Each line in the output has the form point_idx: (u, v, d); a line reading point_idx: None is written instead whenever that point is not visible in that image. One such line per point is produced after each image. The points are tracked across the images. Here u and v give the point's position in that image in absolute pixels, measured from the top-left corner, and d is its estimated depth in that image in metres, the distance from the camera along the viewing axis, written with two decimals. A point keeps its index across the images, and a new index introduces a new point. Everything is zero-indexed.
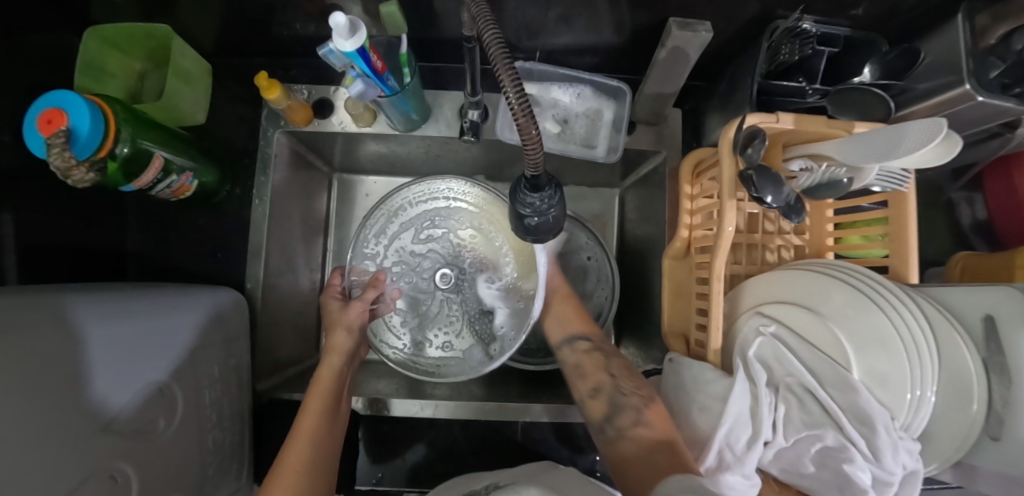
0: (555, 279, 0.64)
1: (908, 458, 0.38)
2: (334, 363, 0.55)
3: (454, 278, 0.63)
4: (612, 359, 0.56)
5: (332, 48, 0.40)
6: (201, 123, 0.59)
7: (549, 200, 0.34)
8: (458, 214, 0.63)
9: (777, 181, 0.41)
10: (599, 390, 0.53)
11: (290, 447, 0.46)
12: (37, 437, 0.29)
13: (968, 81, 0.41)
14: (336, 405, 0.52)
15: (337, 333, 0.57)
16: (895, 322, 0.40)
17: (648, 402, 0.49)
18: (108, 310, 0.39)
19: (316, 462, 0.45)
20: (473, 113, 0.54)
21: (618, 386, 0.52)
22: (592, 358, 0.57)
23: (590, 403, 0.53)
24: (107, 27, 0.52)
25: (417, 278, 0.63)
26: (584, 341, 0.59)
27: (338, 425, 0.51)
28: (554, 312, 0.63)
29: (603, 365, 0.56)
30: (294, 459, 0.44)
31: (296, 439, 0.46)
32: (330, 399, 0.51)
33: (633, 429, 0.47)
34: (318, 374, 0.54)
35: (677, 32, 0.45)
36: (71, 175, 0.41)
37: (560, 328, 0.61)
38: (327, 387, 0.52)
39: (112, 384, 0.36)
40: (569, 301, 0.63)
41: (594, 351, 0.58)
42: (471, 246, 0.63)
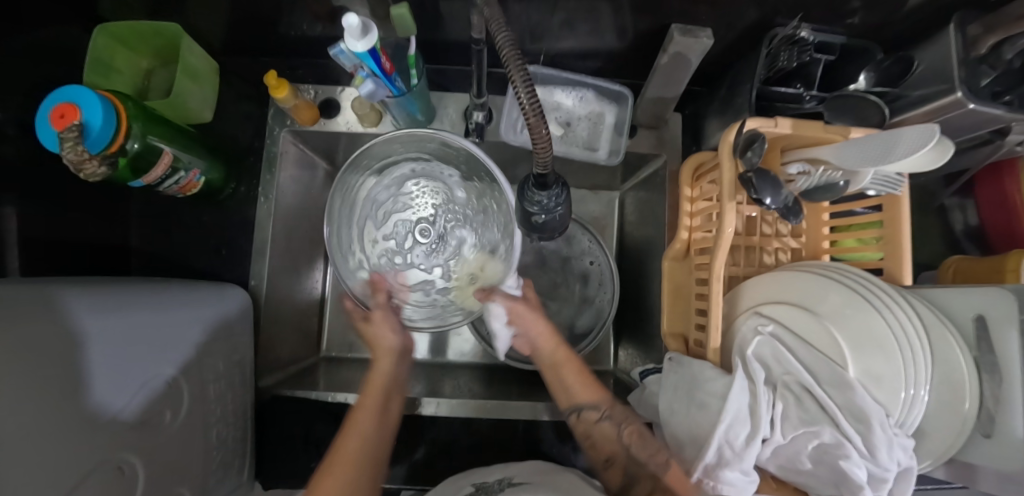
0: (545, 340, 0.57)
1: (903, 454, 0.39)
2: (385, 364, 0.53)
3: (437, 235, 0.60)
4: (625, 427, 0.52)
5: (343, 48, 0.41)
6: (207, 120, 0.60)
7: (556, 198, 0.35)
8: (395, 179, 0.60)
9: (777, 183, 0.42)
10: (614, 460, 0.52)
11: (341, 444, 0.46)
12: (50, 423, 0.29)
13: (960, 88, 0.42)
14: (385, 405, 0.51)
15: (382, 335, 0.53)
16: (889, 322, 0.41)
17: (664, 466, 0.46)
18: (114, 303, 0.39)
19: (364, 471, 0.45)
20: (479, 114, 0.55)
21: (632, 457, 0.50)
22: (603, 429, 0.53)
23: (607, 471, 0.53)
24: (116, 24, 0.52)
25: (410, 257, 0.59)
26: (592, 413, 0.53)
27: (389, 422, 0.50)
28: (553, 378, 0.56)
29: (616, 434, 0.52)
30: (347, 458, 0.44)
31: (348, 436, 0.46)
32: (380, 397, 0.51)
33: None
34: (371, 374, 0.53)
35: (680, 38, 0.46)
36: (84, 168, 0.41)
37: (563, 395, 0.55)
38: (380, 387, 0.52)
39: (122, 376, 0.36)
40: (569, 364, 0.56)
41: (604, 422, 0.53)
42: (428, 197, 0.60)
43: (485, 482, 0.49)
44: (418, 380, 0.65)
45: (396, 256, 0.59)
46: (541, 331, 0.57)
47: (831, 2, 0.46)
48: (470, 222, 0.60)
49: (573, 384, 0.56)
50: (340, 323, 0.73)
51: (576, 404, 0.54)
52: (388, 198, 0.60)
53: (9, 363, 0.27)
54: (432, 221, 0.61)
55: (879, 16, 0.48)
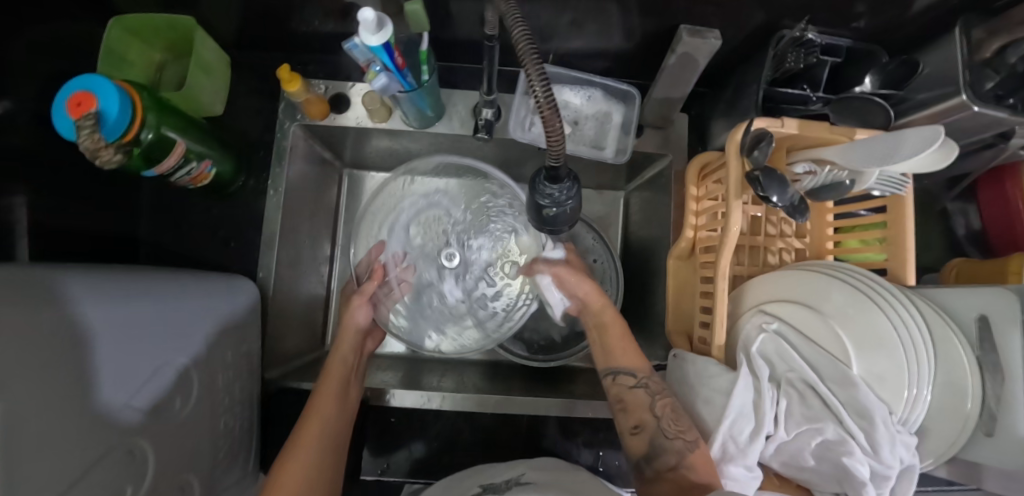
0: (593, 299, 0.57)
1: (905, 451, 0.40)
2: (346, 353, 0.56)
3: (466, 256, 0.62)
4: (659, 399, 0.49)
5: (357, 42, 0.42)
6: (217, 114, 0.61)
7: (568, 191, 0.36)
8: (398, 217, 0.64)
9: (783, 181, 0.43)
10: (641, 429, 0.48)
11: (301, 431, 0.47)
12: (71, 403, 0.30)
13: (965, 91, 0.43)
14: (345, 392, 0.52)
15: (346, 332, 0.57)
16: (892, 321, 0.42)
17: (692, 444, 0.43)
18: (131, 289, 0.40)
19: (327, 451, 0.47)
20: (488, 111, 0.55)
21: (660, 429, 0.46)
22: (636, 396, 0.50)
23: (631, 439, 0.49)
24: (129, 18, 0.53)
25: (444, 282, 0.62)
26: (628, 377, 0.52)
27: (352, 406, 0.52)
28: (597, 340, 0.56)
29: (650, 405, 0.49)
30: (309, 438, 0.47)
31: (312, 420, 0.48)
32: (340, 380, 0.53)
33: (671, 472, 0.43)
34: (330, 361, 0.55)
35: (688, 39, 0.47)
36: (99, 156, 0.42)
37: (604, 356, 0.55)
38: (339, 374, 0.53)
39: (137, 361, 0.37)
40: (614, 326, 0.56)
41: (639, 389, 0.51)
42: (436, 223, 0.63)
43: (493, 482, 0.50)
44: (423, 375, 0.66)
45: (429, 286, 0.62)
46: (586, 289, 0.57)
47: (838, 5, 0.46)
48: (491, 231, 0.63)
49: (615, 348, 0.55)
50: (345, 317, 0.73)
51: (614, 366, 0.54)
52: (400, 239, 0.63)
53: (31, 342, 0.27)
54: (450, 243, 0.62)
55: (886, 20, 0.48)
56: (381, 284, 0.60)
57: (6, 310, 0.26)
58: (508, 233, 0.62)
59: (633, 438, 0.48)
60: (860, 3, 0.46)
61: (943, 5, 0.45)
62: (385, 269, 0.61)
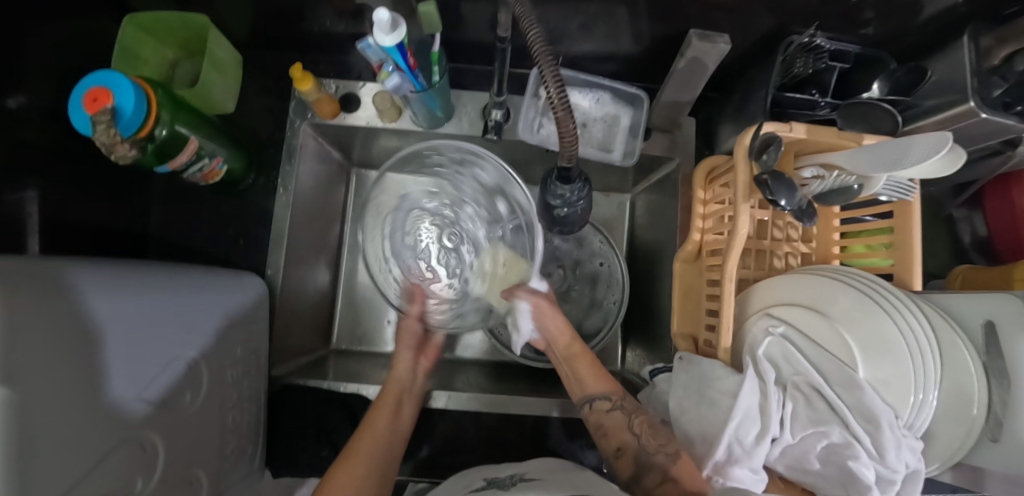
0: (563, 334, 0.60)
1: (911, 456, 0.40)
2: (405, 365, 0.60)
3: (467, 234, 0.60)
4: (635, 418, 0.52)
5: (371, 42, 0.43)
6: (229, 111, 0.62)
7: (578, 192, 0.41)
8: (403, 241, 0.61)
9: (791, 185, 0.43)
10: (624, 450, 0.50)
11: (355, 446, 0.49)
12: (81, 395, 0.30)
13: (972, 98, 0.43)
14: (400, 408, 0.55)
15: (403, 350, 0.62)
16: (898, 325, 0.42)
17: (675, 457, 0.46)
18: (140, 283, 0.40)
19: (375, 466, 0.48)
20: (497, 113, 0.55)
21: (643, 446, 0.49)
22: (614, 418, 0.53)
23: (617, 462, 0.50)
24: (145, 15, 0.54)
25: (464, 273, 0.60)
26: (604, 401, 0.54)
27: (404, 422, 0.55)
28: (567, 371, 0.59)
29: (627, 426, 0.52)
30: (360, 450, 0.49)
31: (364, 433, 0.51)
32: (393, 402, 0.55)
33: (661, 487, 0.44)
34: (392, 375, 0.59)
35: (697, 43, 0.47)
36: (116, 150, 0.43)
37: (576, 387, 0.58)
38: (396, 391, 0.57)
39: (147, 354, 0.37)
40: (581, 357, 0.59)
41: (615, 412, 0.53)
42: (427, 225, 0.61)
43: (497, 477, 0.50)
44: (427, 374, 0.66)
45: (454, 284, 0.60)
46: (552, 325, 0.60)
47: (847, 11, 0.47)
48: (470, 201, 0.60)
49: (586, 376, 0.58)
50: (351, 316, 0.73)
51: (588, 394, 0.56)
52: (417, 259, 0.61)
53: (36, 334, 0.27)
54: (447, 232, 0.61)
55: (894, 26, 0.48)
56: (420, 304, 0.61)
57: (17, 301, 0.26)
58: (479, 196, 0.60)
59: (620, 462, 0.50)
60: (869, 10, 0.46)
61: (952, 13, 0.45)
62: (423, 290, 0.61)
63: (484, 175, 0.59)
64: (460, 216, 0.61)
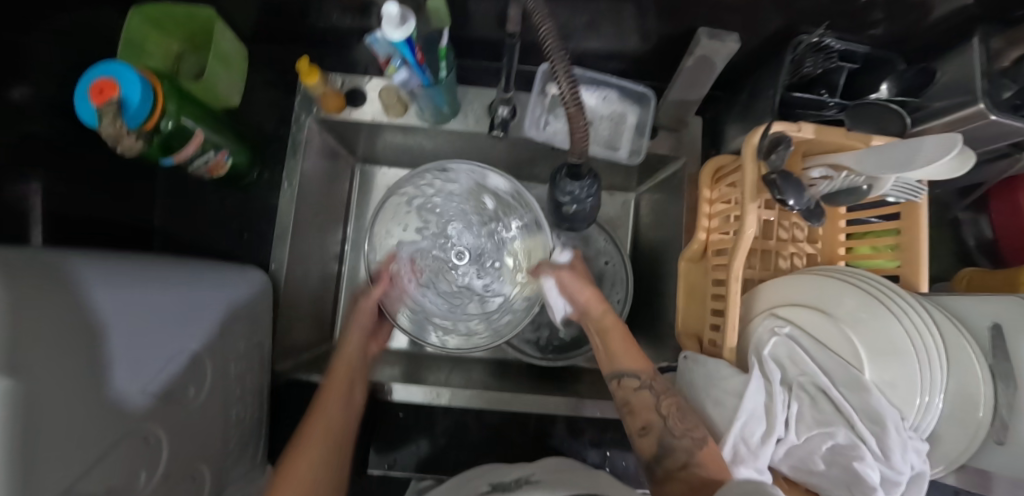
0: (593, 304, 0.55)
1: (916, 457, 0.40)
2: (356, 343, 0.55)
3: (477, 247, 0.64)
4: (663, 399, 0.48)
5: (379, 36, 0.42)
6: (234, 106, 0.62)
7: (587, 189, 0.41)
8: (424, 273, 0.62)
9: (800, 185, 0.43)
10: (649, 430, 0.48)
11: (307, 428, 0.46)
12: (84, 388, 0.30)
13: (982, 100, 0.43)
14: (351, 390, 0.51)
15: (351, 332, 0.56)
16: (905, 327, 0.42)
17: (700, 442, 0.43)
18: (144, 276, 0.40)
19: (331, 452, 0.45)
20: (504, 109, 0.56)
21: (668, 429, 0.46)
22: (642, 398, 0.49)
23: (640, 441, 0.48)
24: (152, 6, 0.53)
25: (483, 279, 0.64)
26: (632, 379, 0.50)
27: (357, 404, 0.50)
28: (597, 341, 0.54)
29: (655, 405, 0.48)
30: (319, 434, 0.45)
31: (315, 417, 0.47)
32: (345, 382, 0.51)
33: (682, 471, 0.43)
34: (341, 355, 0.54)
35: (706, 42, 0.47)
36: (121, 143, 0.43)
37: (608, 361, 0.53)
38: (350, 368, 0.53)
39: (151, 348, 0.37)
40: (615, 329, 0.54)
41: (644, 390, 0.49)
42: (443, 258, 0.64)
43: (502, 481, 0.50)
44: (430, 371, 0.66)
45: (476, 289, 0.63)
46: (581, 294, 0.55)
47: (857, 10, 0.46)
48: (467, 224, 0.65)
49: (617, 351, 0.53)
50: (354, 312, 0.73)
51: (617, 368, 0.51)
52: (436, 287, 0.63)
53: (39, 326, 0.27)
54: (461, 257, 0.64)
55: (904, 27, 0.48)
56: (387, 287, 0.57)
57: (16, 292, 0.26)
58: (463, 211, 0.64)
59: (643, 442, 0.48)
60: (879, 10, 0.46)
61: (963, 14, 0.45)
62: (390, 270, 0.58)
63: (456, 184, 0.62)
64: (457, 242, 0.64)
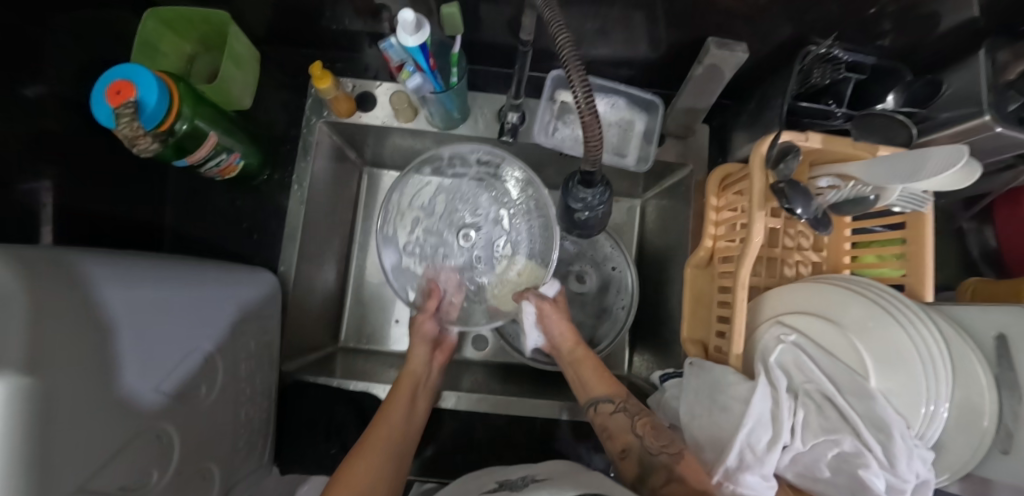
0: (567, 337, 0.60)
1: (922, 466, 0.40)
2: (422, 353, 0.60)
3: (450, 220, 0.64)
4: (638, 419, 0.52)
5: (394, 41, 0.43)
6: (245, 108, 0.62)
7: (599, 196, 0.41)
8: (489, 271, 0.64)
9: (808, 193, 0.44)
10: (628, 451, 0.50)
11: (371, 434, 0.49)
12: (99, 385, 0.30)
13: (988, 112, 0.44)
14: (413, 400, 0.55)
15: (418, 345, 0.60)
16: (910, 336, 0.42)
17: (678, 457, 0.46)
18: (162, 275, 0.41)
19: (387, 464, 0.46)
20: (513, 115, 0.56)
21: (646, 448, 0.49)
22: (618, 420, 0.53)
23: (621, 463, 0.51)
24: (168, 8, 0.54)
25: (480, 227, 0.64)
26: (607, 404, 0.55)
27: (416, 420, 0.53)
28: (573, 373, 0.60)
29: (631, 426, 0.52)
30: (378, 441, 0.48)
31: (380, 425, 0.50)
32: (409, 394, 0.55)
33: (665, 487, 0.45)
34: (409, 362, 0.59)
35: (716, 51, 0.48)
36: (137, 143, 0.43)
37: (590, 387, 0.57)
38: (416, 376, 0.57)
39: (164, 347, 0.37)
40: (587, 362, 0.59)
41: (620, 414, 0.54)
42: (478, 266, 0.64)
43: (508, 479, 0.51)
44: None
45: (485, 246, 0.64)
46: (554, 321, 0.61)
47: (865, 21, 0.47)
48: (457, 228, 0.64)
49: (591, 379, 0.59)
50: (360, 313, 0.74)
51: (592, 397, 0.56)
52: (486, 256, 0.63)
53: (60, 323, 0.27)
54: (470, 236, 0.63)
55: (911, 38, 0.49)
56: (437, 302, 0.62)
57: (36, 291, 0.26)
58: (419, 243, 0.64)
59: (625, 465, 0.50)
60: (886, 21, 0.47)
61: (970, 26, 0.46)
62: (436, 288, 0.62)
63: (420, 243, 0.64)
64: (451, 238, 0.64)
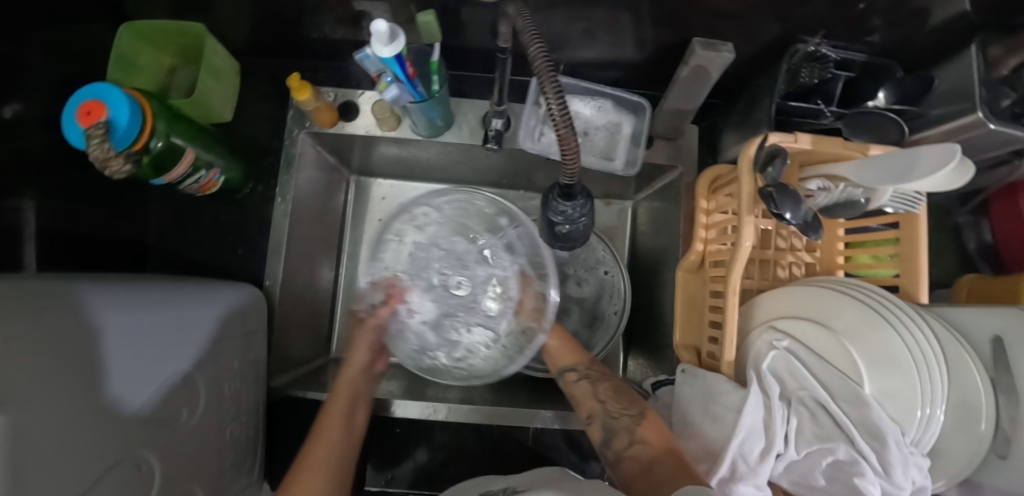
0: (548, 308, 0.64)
1: (919, 473, 0.39)
2: (355, 369, 0.58)
3: (432, 277, 0.63)
4: (599, 385, 0.56)
5: (369, 52, 0.42)
6: (227, 120, 0.60)
7: (580, 209, 0.40)
8: (484, 319, 0.62)
9: (796, 197, 0.42)
10: (593, 417, 0.53)
11: (310, 452, 0.46)
12: (74, 415, 0.30)
13: (981, 108, 0.43)
14: (352, 411, 0.53)
15: (357, 349, 0.60)
16: (905, 340, 0.41)
17: (639, 421, 0.49)
18: (133, 301, 0.40)
19: (334, 481, 0.44)
20: (497, 121, 0.55)
21: (608, 412, 0.52)
22: (581, 387, 0.56)
23: (589, 428, 0.53)
24: (142, 22, 0.52)
25: (461, 276, 0.63)
26: (572, 372, 0.58)
27: (357, 431, 0.51)
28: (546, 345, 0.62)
29: (593, 392, 0.55)
30: (317, 461, 0.45)
31: (318, 443, 0.47)
32: (346, 404, 0.53)
33: (629, 449, 0.48)
34: (341, 377, 0.57)
35: (701, 52, 0.47)
36: (108, 165, 0.42)
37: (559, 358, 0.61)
38: (349, 389, 0.55)
39: (143, 372, 0.37)
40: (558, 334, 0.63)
41: (583, 381, 0.57)
42: (471, 314, 0.62)
43: (491, 488, 0.51)
44: (428, 383, 0.66)
45: (482, 286, 0.63)
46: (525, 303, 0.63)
47: (855, 18, 0.46)
48: (442, 288, 0.62)
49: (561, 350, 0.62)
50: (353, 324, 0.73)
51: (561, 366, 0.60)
52: (484, 298, 0.63)
53: (25, 359, 0.27)
54: (459, 286, 0.62)
55: (901, 34, 0.48)
56: (398, 306, 0.62)
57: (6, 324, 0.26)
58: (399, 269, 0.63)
59: (591, 430, 0.53)
60: (875, 17, 0.45)
61: (962, 20, 0.44)
62: (400, 294, 0.62)
63: (398, 259, 0.64)
64: (436, 290, 0.62)
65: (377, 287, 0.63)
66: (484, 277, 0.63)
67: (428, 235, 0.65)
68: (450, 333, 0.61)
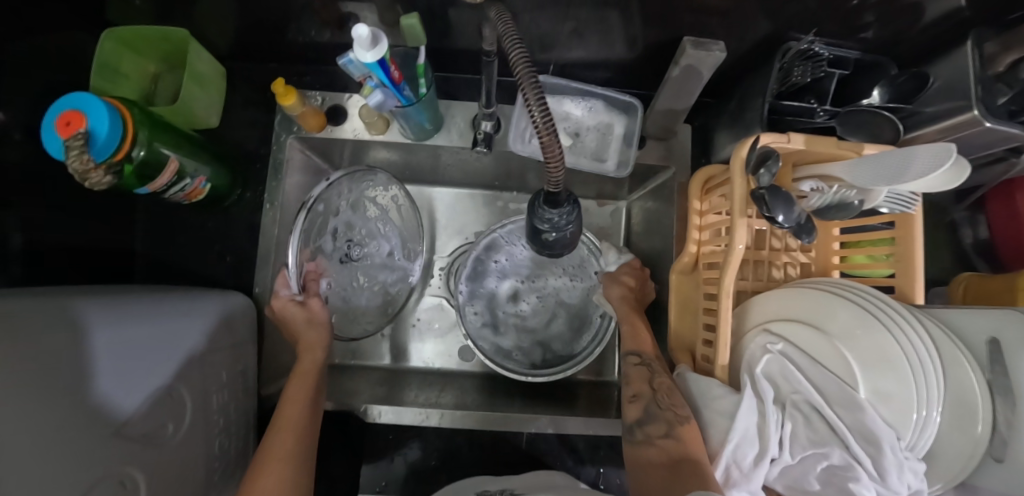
0: (617, 286, 0.63)
1: (913, 477, 0.38)
2: (315, 358, 0.56)
3: (343, 246, 0.67)
4: (658, 376, 0.53)
5: (352, 58, 0.40)
6: (213, 125, 0.60)
7: (567, 216, 0.39)
8: (393, 274, 0.70)
9: (789, 200, 0.41)
10: (638, 397, 0.52)
11: (275, 441, 0.45)
12: (52, 433, 0.29)
13: (977, 106, 0.42)
14: (316, 398, 0.53)
15: (314, 332, 0.58)
16: (900, 342, 0.40)
17: (682, 419, 0.47)
18: (110, 315, 0.38)
19: (302, 468, 0.44)
20: (486, 124, 0.54)
21: (655, 400, 0.50)
22: (638, 370, 0.55)
23: (627, 405, 0.53)
24: (123, 28, 0.52)
25: (361, 243, 0.69)
26: (634, 356, 0.57)
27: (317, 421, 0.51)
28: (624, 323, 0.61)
29: (648, 378, 0.54)
30: (282, 450, 0.44)
31: (282, 434, 0.46)
32: (312, 390, 0.53)
33: (662, 438, 0.46)
34: (300, 367, 0.55)
35: (692, 51, 0.46)
36: (88, 177, 0.41)
37: (629, 338, 0.59)
38: (309, 380, 0.54)
39: (126, 386, 0.36)
40: (635, 317, 0.61)
41: (642, 366, 0.56)
42: (388, 274, 0.70)
43: (487, 491, 0.51)
44: (420, 388, 0.66)
45: (385, 255, 0.70)
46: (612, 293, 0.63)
47: (847, 15, 0.45)
48: (355, 263, 0.68)
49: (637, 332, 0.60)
50: None
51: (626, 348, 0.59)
52: (377, 262, 0.69)
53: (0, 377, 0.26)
54: (352, 251, 0.68)
55: (895, 30, 0.47)
56: (315, 279, 0.63)
57: None
58: (338, 253, 0.67)
59: (629, 408, 0.52)
60: (869, 13, 0.45)
61: (957, 16, 0.43)
62: (318, 271, 0.63)
63: (325, 242, 0.65)
64: (359, 258, 0.69)
65: (313, 276, 0.62)
66: (382, 248, 0.70)
67: (345, 215, 0.67)
68: (373, 304, 0.69)
